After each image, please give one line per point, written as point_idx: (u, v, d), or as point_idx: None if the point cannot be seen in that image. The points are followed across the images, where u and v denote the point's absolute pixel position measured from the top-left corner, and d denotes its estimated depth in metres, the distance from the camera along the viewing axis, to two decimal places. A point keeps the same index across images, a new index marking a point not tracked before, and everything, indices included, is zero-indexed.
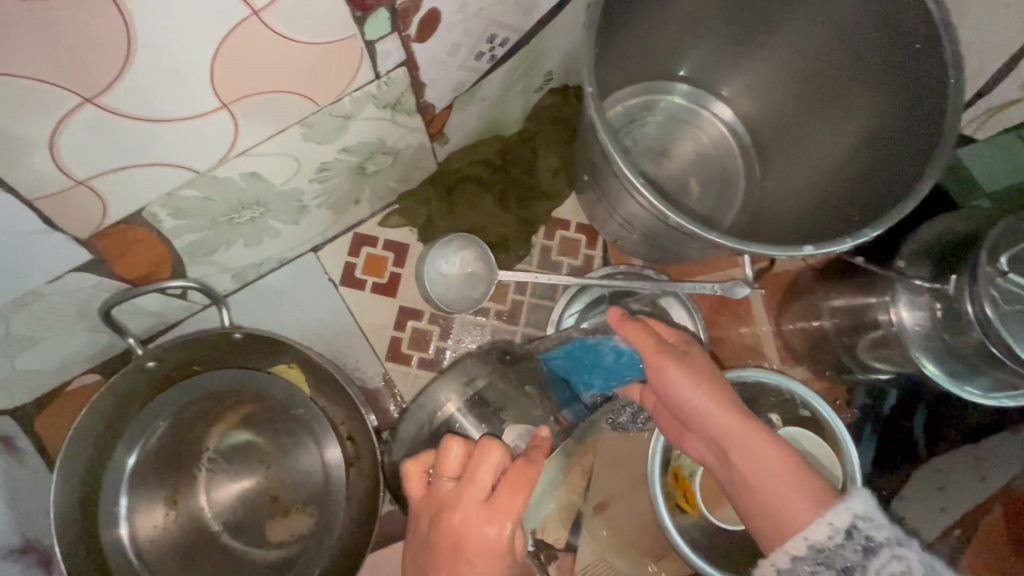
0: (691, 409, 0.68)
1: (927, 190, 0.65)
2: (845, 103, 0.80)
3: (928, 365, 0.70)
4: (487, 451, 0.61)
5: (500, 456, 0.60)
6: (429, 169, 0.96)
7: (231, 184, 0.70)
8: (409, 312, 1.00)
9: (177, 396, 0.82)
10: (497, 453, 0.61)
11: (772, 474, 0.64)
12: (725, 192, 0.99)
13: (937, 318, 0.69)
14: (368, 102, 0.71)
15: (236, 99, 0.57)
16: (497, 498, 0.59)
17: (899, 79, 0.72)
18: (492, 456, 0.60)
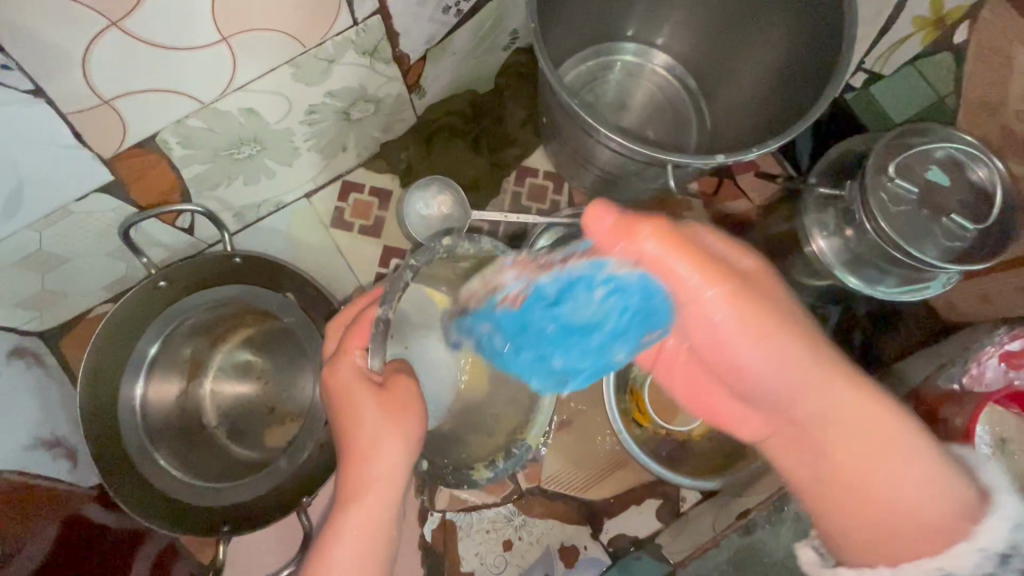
0: (772, 384, 0.61)
1: (824, 103, 0.76)
2: (766, 42, 0.92)
3: (849, 279, 0.81)
4: (344, 350, 0.66)
5: (353, 351, 0.65)
6: (409, 120, 1.08)
7: (231, 118, 0.81)
8: (393, 251, 1.12)
9: (184, 314, 0.92)
10: (352, 346, 0.66)
11: (898, 510, 0.55)
12: (677, 135, 1.11)
13: (846, 229, 0.79)
14: (349, 48, 0.82)
15: (233, 35, 0.68)
16: (363, 386, 0.64)
17: (802, 18, 0.85)
18: (349, 354, 0.65)
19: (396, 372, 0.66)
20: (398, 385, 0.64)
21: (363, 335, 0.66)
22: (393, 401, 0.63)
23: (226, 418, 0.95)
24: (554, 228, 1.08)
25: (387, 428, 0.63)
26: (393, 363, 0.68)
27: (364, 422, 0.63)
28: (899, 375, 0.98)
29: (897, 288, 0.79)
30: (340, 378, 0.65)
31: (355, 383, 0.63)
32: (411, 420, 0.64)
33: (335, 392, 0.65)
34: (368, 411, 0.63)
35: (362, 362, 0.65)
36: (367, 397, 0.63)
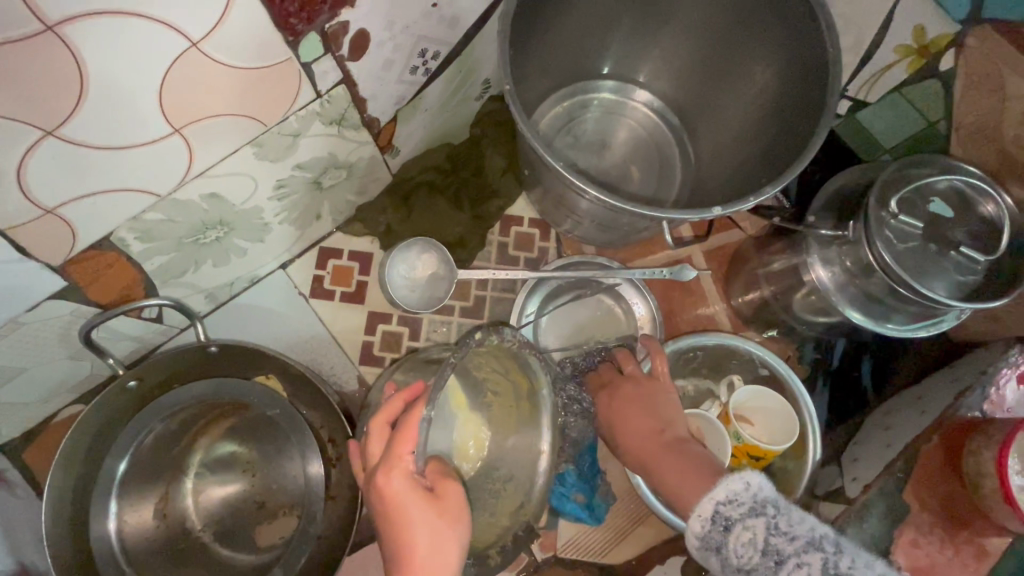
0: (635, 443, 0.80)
1: (817, 144, 0.75)
2: (747, 76, 0.91)
3: (854, 315, 0.76)
4: (393, 457, 0.63)
5: (403, 458, 0.63)
6: (384, 180, 1.03)
7: (192, 206, 0.75)
8: (378, 317, 1.06)
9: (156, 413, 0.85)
10: (401, 452, 0.63)
11: (681, 477, 0.73)
12: (663, 173, 1.10)
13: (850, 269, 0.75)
14: (314, 120, 0.78)
15: (186, 125, 0.63)
16: (415, 496, 0.64)
17: (785, 54, 0.84)
18: (400, 460, 0.63)
19: (442, 477, 0.68)
20: (449, 490, 0.67)
21: (410, 441, 0.63)
22: (445, 510, 0.66)
23: (215, 515, 0.88)
24: (546, 286, 1.06)
25: (442, 533, 0.65)
26: (435, 462, 0.70)
27: (417, 529, 0.64)
28: (917, 402, 0.94)
29: (908, 325, 0.75)
30: (392, 487, 0.63)
31: (410, 494, 0.63)
32: (461, 527, 0.66)
33: (387, 499, 0.64)
34: (421, 520, 0.64)
35: (413, 467, 0.64)
36: (421, 506, 0.64)
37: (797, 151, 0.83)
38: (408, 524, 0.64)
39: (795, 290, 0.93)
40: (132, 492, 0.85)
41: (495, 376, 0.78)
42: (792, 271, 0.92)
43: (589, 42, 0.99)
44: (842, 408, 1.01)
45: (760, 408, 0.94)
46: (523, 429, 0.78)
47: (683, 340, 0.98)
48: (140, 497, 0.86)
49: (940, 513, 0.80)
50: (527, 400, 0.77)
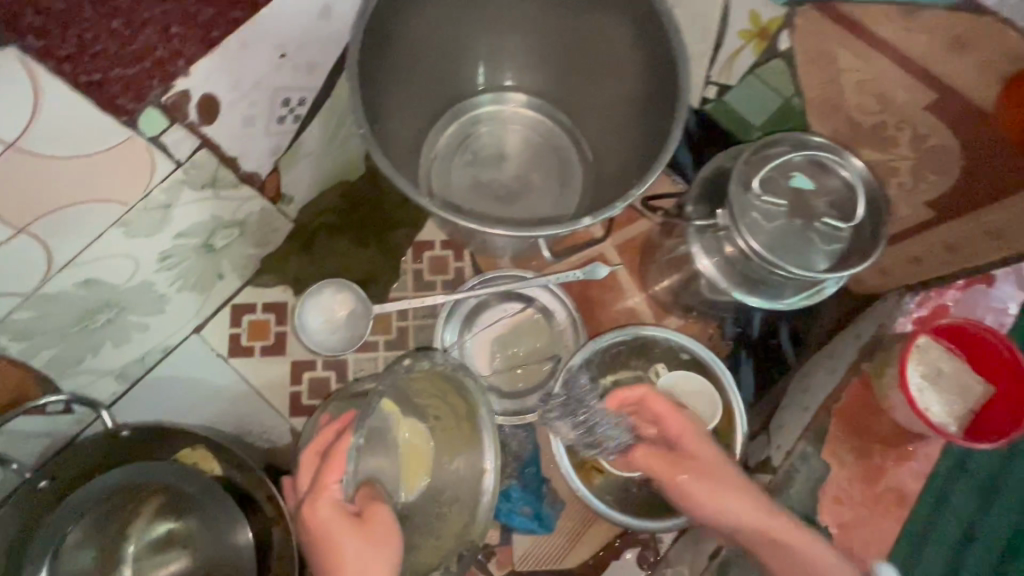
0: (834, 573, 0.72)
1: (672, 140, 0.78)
2: (614, 71, 0.95)
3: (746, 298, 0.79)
4: (320, 485, 0.71)
5: (329, 486, 0.71)
6: (283, 228, 1.02)
7: (66, 296, 0.74)
8: (302, 366, 1.04)
9: (67, 513, 0.83)
10: (327, 480, 0.71)
11: None
12: (564, 178, 1.11)
13: (728, 256, 0.77)
14: (182, 188, 0.76)
15: (31, 223, 0.63)
16: (343, 522, 0.70)
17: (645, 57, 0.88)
18: (326, 490, 0.70)
19: (370, 501, 0.73)
20: (376, 515, 0.71)
21: (337, 468, 0.71)
22: (372, 534, 0.71)
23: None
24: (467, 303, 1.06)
25: (370, 558, 0.70)
26: (365, 485, 0.75)
27: (346, 560, 0.70)
28: (829, 361, 0.98)
29: (793, 297, 0.79)
30: (319, 516, 0.70)
31: (335, 522, 0.69)
32: (393, 548, 0.71)
33: (314, 529, 0.71)
34: (350, 547, 0.70)
35: (337, 495, 0.71)
36: (345, 530, 0.70)
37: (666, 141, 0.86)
38: (335, 553, 0.70)
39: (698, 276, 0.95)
40: None
41: (435, 402, 0.84)
42: None
43: (453, 62, 1.01)
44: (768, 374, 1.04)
45: (688, 391, 0.99)
46: (466, 451, 0.81)
47: (608, 335, 0.98)
48: None
49: (857, 466, 0.83)
50: (467, 422, 0.82)
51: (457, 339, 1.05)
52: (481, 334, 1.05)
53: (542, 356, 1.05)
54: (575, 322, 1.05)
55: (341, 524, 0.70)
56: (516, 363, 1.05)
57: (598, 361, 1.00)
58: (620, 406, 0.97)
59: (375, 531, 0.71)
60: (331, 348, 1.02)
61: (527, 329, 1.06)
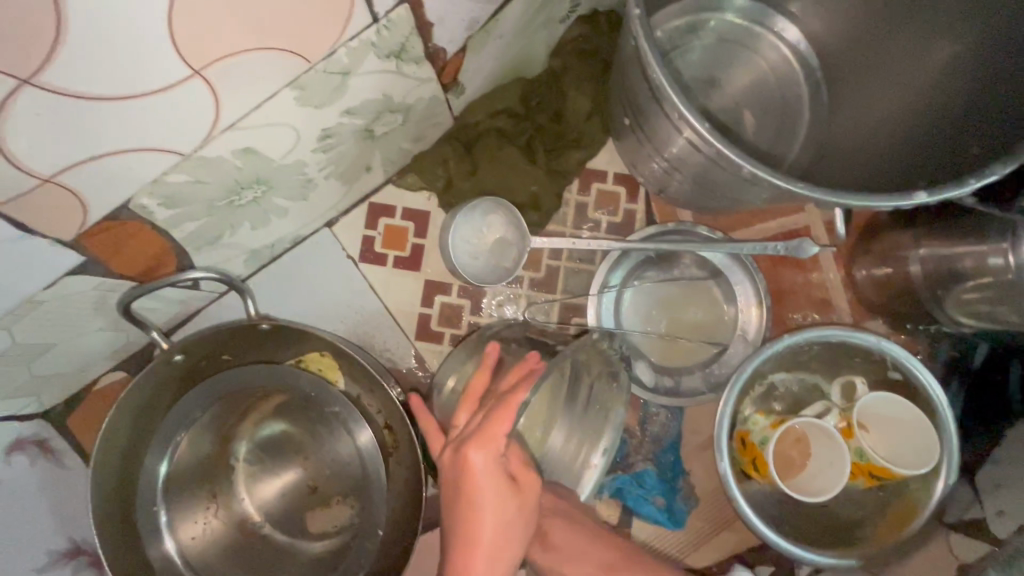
0: None
1: None
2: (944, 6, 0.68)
3: None
4: (488, 435, 0.58)
5: (499, 440, 0.58)
6: (444, 125, 0.86)
7: (223, 163, 0.61)
8: (436, 286, 0.92)
9: (204, 393, 0.79)
10: (498, 433, 0.58)
11: None
12: (784, 124, 0.86)
13: None
14: (368, 52, 0.60)
15: (209, 64, 0.48)
16: (499, 485, 0.59)
17: None
18: (493, 440, 0.58)
19: (527, 470, 0.61)
20: (528, 485, 0.61)
21: (510, 422, 0.58)
22: (522, 501, 0.60)
23: (265, 506, 0.81)
24: (635, 255, 0.91)
25: (510, 522, 0.59)
26: (517, 449, 0.63)
27: (485, 525, 0.58)
28: None
29: None
30: (477, 465, 0.57)
31: (492, 479, 0.58)
32: (528, 526, 0.61)
33: (462, 474, 0.58)
34: (495, 510, 0.59)
35: (504, 451, 0.59)
36: (499, 493, 0.59)
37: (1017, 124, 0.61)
38: (477, 508, 0.58)
39: (954, 284, 0.73)
40: (181, 472, 0.80)
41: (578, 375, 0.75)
42: (951, 257, 0.73)
43: None
44: (981, 418, 0.83)
45: (892, 419, 0.80)
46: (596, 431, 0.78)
47: (806, 332, 0.81)
48: (189, 477, 0.80)
49: None
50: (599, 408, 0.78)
51: (617, 294, 0.91)
52: (641, 294, 0.91)
53: (707, 335, 0.91)
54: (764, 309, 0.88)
55: (494, 479, 0.58)
56: (676, 334, 0.91)
57: (780, 356, 0.85)
58: (811, 419, 0.80)
59: (527, 499, 0.61)
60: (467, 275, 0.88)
61: (696, 299, 0.91)
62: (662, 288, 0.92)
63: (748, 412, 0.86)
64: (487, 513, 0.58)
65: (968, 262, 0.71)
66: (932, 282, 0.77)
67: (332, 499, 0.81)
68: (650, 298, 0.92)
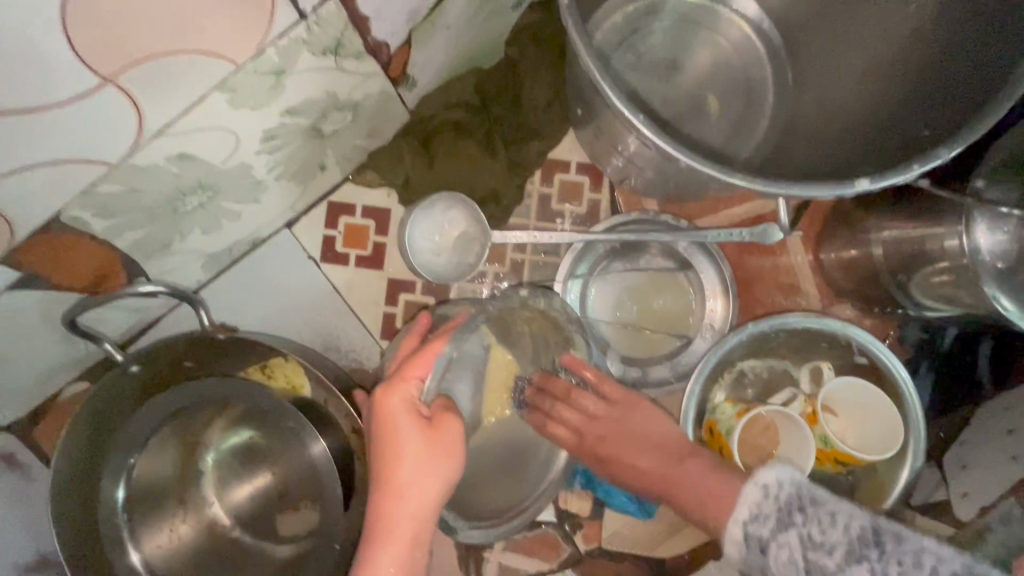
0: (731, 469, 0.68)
1: (1003, 109, 0.53)
2: None
3: (1004, 303, 0.62)
4: (400, 375, 0.60)
5: (411, 380, 0.59)
6: (399, 119, 0.84)
7: (158, 170, 0.60)
8: (400, 285, 0.91)
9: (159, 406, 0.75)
10: (409, 373, 0.60)
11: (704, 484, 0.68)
12: (749, 108, 0.84)
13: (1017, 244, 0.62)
14: (301, 50, 0.58)
15: (121, 71, 0.46)
16: (411, 421, 0.59)
17: None
18: (406, 381, 0.59)
19: (444, 410, 0.62)
20: (446, 423, 0.60)
21: (424, 364, 0.60)
22: (438, 443, 0.60)
23: (235, 510, 0.82)
24: (599, 245, 0.89)
25: (427, 467, 0.58)
26: (439, 398, 0.64)
27: (403, 470, 0.58)
28: None
29: None
30: (389, 405, 0.59)
31: (405, 415, 0.58)
32: (449, 466, 0.60)
33: (379, 418, 0.59)
34: (411, 450, 0.58)
35: (415, 392, 0.60)
36: (413, 430, 0.58)
37: (966, 103, 0.60)
38: (396, 449, 0.58)
39: (917, 268, 0.72)
40: (144, 484, 0.78)
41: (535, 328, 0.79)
42: (912, 239, 0.72)
43: None
44: (948, 400, 0.83)
45: (859, 404, 0.80)
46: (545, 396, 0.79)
47: (770, 321, 0.80)
48: (154, 486, 0.79)
49: None
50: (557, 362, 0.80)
51: (583, 286, 0.89)
52: (608, 285, 0.90)
53: (675, 325, 0.90)
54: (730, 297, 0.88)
55: (410, 419, 0.59)
56: (644, 324, 0.89)
57: (748, 343, 0.84)
58: (777, 408, 0.78)
59: (448, 445, 0.60)
60: (428, 274, 0.87)
61: (664, 288, 0.90)
62: (629, 278, 0.90)
63: (718, 400, 0.85)
64: (404, 452, 0.58)
65: (929, 245, 0.69)
66: (895, 266, 0.75)
67: (301, 503, 0.80)
68: (617, 288, 0.90)
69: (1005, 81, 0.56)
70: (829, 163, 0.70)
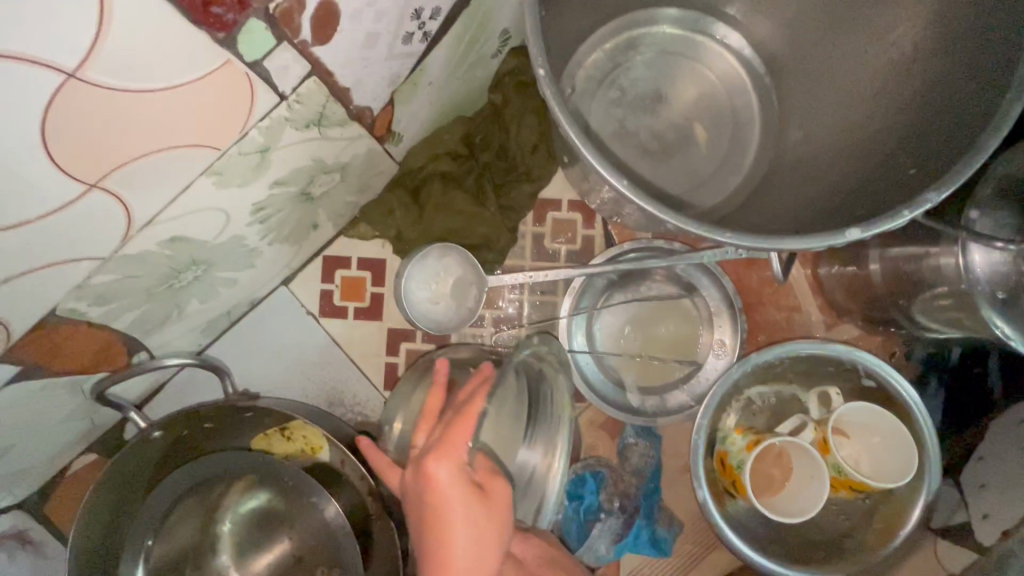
0: None
1: (991, 147, 0.53)
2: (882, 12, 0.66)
3: (1001, 326, 0.61)
4: (447, 443, 0.54)
5: (458, 447, 0.53)
6: (388, 172, 0.84)
7: (151, 255, 0.60)
8: (400, 334, 0.91)
9: (174, 482, 0.74)
10: (457, 441, 0.54)
11: None
12: (736, 137, 0.84)
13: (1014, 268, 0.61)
14: (284, 128, 0.58)
15: (105, 176, 0.47)
16: (462, 495, 0.53)
17: None
18: (453, 449, 0.53)
19: (493, 472, 0.56)
20: (495, 487, 0.54)
21: (467, 430, 0.54)
22: (496, 514, 0.54)
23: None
24: (597, 280, 0.89)
25: (487, 546, 0.53)
26: (483, 454, 0.57)
27: (458, 550, 0.52)
28: None
29: None
30: (438, 479, 0.52)
31: (455, 491, 0.52)
32: (507, 536, 0.54)
33: (426, 497, 0.53)
34: (464, 528, 0.52)
35: (465, 459, 0.54)
36: (465, 506, 0.53)
37: (951, 135, 0.60)
38: (446, 527, 0.52)
39: (917, 291, 0.72)
40: (164, 561, 0.75)
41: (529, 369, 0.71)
42: (911, 262, 0.71)
43: None
44: (960, 416, 0.82)
45: (870, 427, 0.79)
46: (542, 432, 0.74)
47: (774, 350, 0.79)
48: (173, 561, 0.75)
49: None
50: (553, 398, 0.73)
51: (587, 321, 0.89)
52: (608, 319, 0.89)
53: (678, 354, 0.89)
54: (735, 312, 0.87)
55: (461, 493, 0.53)
56: (649, 357, 0.88)
57: (753, 372, 0.83)
58: (787, 439, 0.77)
59: (505, 518, 0.54)
60: (421, 321, 0.86)
61: (664, 319, 0.89)
62: (630, 310, 0.90)
63: (728, 428, 0.84)
64: (460, 532, 0.52)
65: (927, 268, 0.69)
66: (895, 288, 0.75)
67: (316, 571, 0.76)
68: (618, 322, 0.89)
69: (991, 116, 0.56)
70: (820, 194, 0.70)
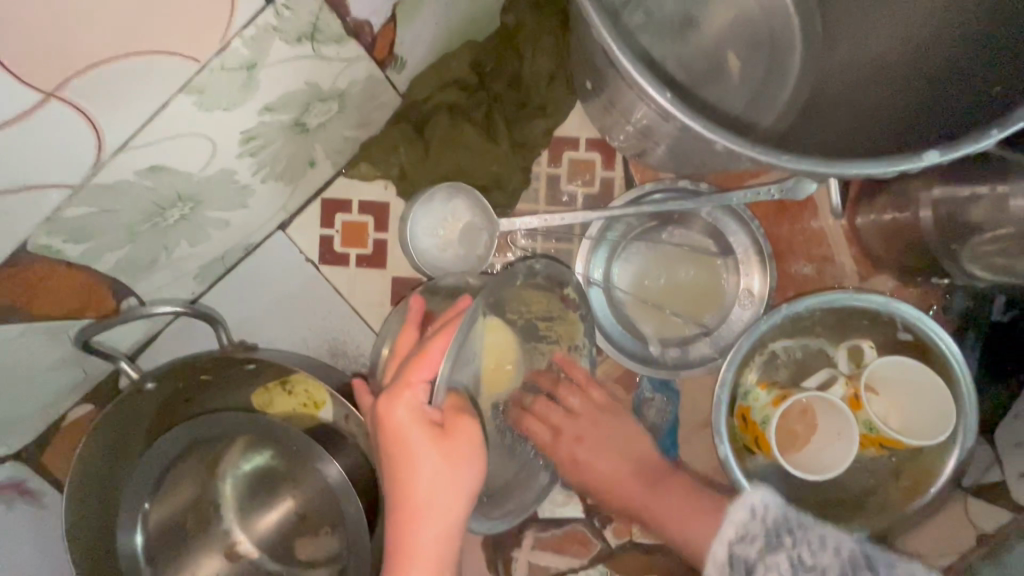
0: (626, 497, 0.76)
1: None
2: None
3: None
4: (402, 382, 0.50)
5: (415, 385, 0.49)
6: (391, 105, 0.77)
7: (129, 187, 0.54)
8: (406, 282, 0.86)
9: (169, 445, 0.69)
10: (412, 379, 0.50)
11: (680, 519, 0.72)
12: (773, 67, 0.76)
13: None
14: (272, 39, 0.51)
15: (64, 84, 0.40)
16: (421, 434, 0.49)
17: None
18: (408, 387, 0.50)
19: (458, 409, 0.52)
20: (460, 427, 0.51)
21: (428, 364, 0.50)
22: (456, 449, 0.50)
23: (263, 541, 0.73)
24: (616, 226, 0.83)
25: (447, 481, 0.50)
26: (454, 392, 0.53)
27: (420, 485, 0.50)
28: None
29: None
30: (394, 418, 0.49)
31: (413, 428, 0.49)
32: (472, 468, 0.51)
33: (386, 433, 0.50)
34: (426, 464, 0.50)
35: (422, 397, 0.50)
36: (423, 443, 0.49)
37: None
38: (406, 462, 0.50)
39: (968, 236, 0.66)
40: (165, 516, 0.71)
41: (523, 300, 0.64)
42: (967, 205, 0.64)
43: None
44: (997, 368, 0.77)
45: (905, 383, 0.75)
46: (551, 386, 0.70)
47: (806, 301, 0.74)
48: (174, 515, 0.72)
49: None
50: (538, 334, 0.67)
51: (605, 268, 0.83)
52: (628, 268, 0.84)
53: (700, 306, 0.84)
54: (764, 259, 0.81)
55: (420, 431, 0.49)
56: (669, 306, 0.83)
57: (781, 325, 0.78)
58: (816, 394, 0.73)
59: (467, 452, 0.51)
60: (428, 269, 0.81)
61: (688, 267, 0.84)
62: (650, 257, 0.84)
63: (751, 384, 0.79)
64: (422, 470, 0.50)
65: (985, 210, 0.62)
66: (945, 234, 0.68)
67: (319, 528, 0.71)
68: (637, 270, 0.84)
69: None
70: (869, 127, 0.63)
